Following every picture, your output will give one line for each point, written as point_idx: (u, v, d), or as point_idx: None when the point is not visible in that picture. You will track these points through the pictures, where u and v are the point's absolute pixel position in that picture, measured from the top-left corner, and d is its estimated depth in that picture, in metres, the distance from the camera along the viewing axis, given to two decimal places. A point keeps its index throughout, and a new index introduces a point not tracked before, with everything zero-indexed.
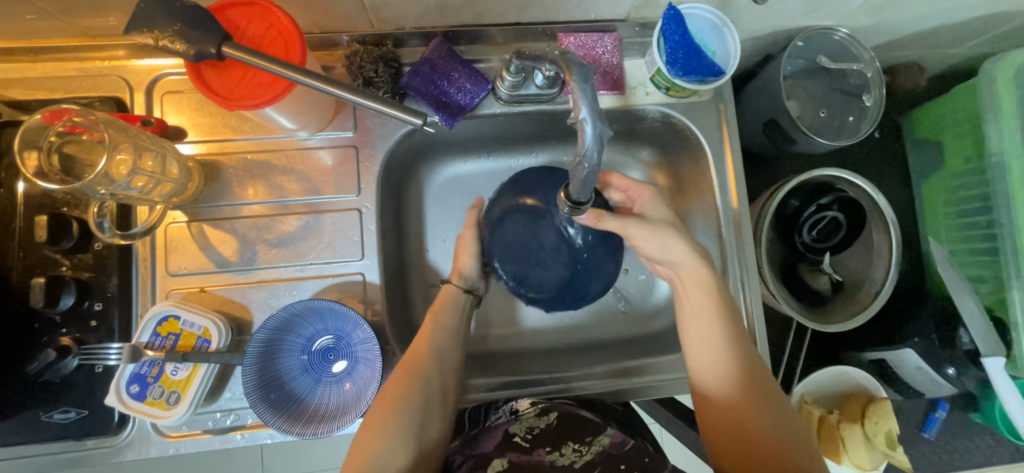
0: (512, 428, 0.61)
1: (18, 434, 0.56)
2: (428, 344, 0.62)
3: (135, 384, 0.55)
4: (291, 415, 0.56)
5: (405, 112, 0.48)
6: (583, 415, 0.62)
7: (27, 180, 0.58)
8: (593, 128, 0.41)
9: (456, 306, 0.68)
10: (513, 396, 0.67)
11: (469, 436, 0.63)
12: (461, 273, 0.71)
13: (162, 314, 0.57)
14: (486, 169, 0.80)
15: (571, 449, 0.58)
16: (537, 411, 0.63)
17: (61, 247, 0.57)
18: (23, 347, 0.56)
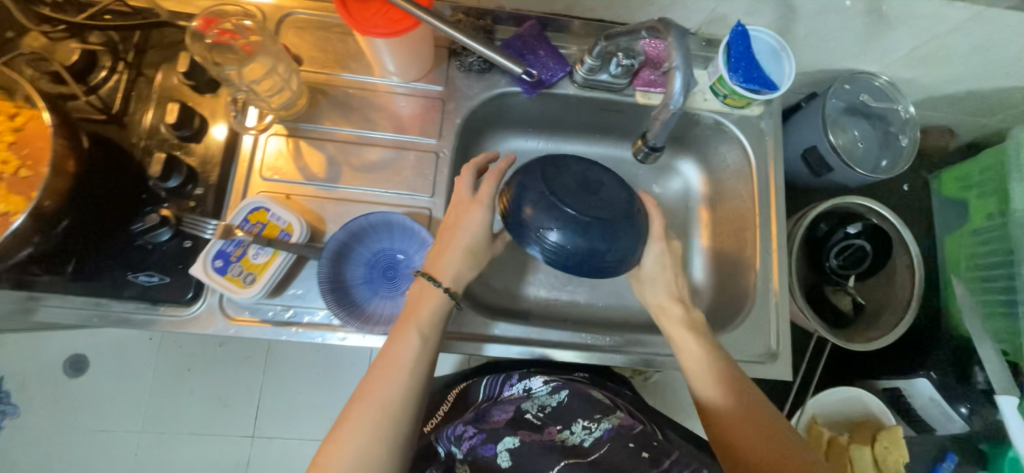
0: (524, 404, 0.71)
1: (103, 289, 0.62)
2: (394, 377, 0.55)
3: (220, 259, 0.61)
4: (354, 313, 0.62)
5: (513, 61, 0.65)
6: (592, 396, 0.70)
7: (168, 74, 0.67)
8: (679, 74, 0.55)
9: (437, 319, 0.59)
10: (528, 372, 0.76)
11: (480, 408, 0.73)
12: (452, 276, 0.61)
13: (255, 205, 0.63)
14: (544, 150, 0.88)
15: (581, 427, 0.67)
16: (550, 389, 0.72)
17: (180, 133, 0.65)
18: (130, 211, 0.63)
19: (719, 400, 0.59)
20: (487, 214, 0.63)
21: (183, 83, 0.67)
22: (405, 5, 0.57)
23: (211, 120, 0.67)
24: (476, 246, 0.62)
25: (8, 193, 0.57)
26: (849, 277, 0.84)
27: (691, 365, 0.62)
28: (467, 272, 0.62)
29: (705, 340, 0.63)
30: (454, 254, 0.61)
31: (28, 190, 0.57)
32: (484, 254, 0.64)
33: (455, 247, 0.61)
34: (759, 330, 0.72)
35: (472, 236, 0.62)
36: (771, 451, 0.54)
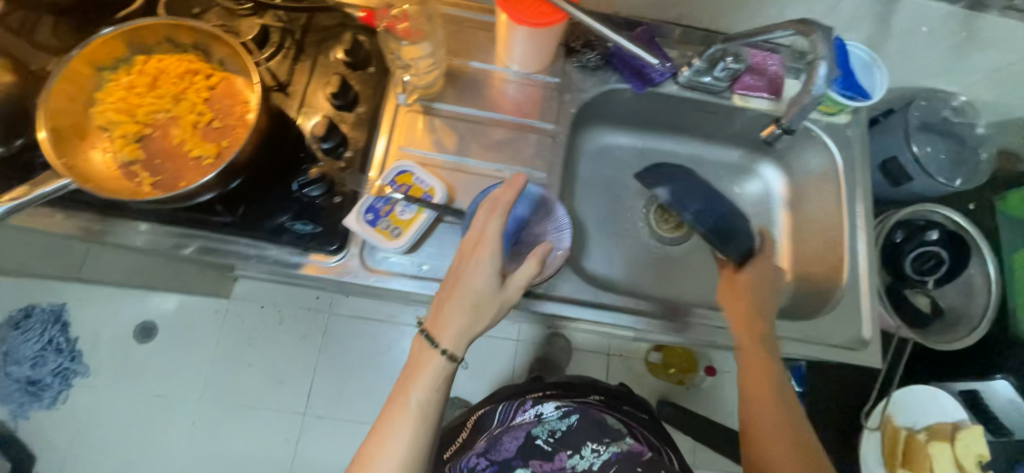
0: (534, 428, 0.79)
1: (263, 233, 0.68)
2: (395, 441, 0.61)
3: (371, 213, 0.68)
4: None
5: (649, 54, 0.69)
6: (602, 423, 0.79)
7: (327, 51, 0.76)
8: (824, 67, 0.58)
9: (437, 378, 0.62)
10: (540, 397, 0.82)
11: (491, 436, 0.79)
12: (451, 342, 0.62)
13: (401, 169, 0.71)
14: (634, 146, 0.96)
15: (590, 451, 0.78)
16: (559, 414, 0.80)
17: (338, 102, 0.73)
18: (292, 167, 0.70)
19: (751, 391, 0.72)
20: (488, 261, 0.61)
21: (340, 60, 0.75)
22: (558, 2, 0.65)
23: (361, 93, 0.75)
24: (478, 298, 0.62)
25: (202, 140, 0.65)
26: (925, 282, 0.89)
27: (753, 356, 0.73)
28: (468, 327, 0.62)
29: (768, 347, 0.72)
30: (452, 319, 0.62)
31: (221, 140, 0.65)
32: (490, 303, 0.62)
33: (453, 315, 0.62)
34: (847, 319, 0.77)
35: (471, 289, 0.61)
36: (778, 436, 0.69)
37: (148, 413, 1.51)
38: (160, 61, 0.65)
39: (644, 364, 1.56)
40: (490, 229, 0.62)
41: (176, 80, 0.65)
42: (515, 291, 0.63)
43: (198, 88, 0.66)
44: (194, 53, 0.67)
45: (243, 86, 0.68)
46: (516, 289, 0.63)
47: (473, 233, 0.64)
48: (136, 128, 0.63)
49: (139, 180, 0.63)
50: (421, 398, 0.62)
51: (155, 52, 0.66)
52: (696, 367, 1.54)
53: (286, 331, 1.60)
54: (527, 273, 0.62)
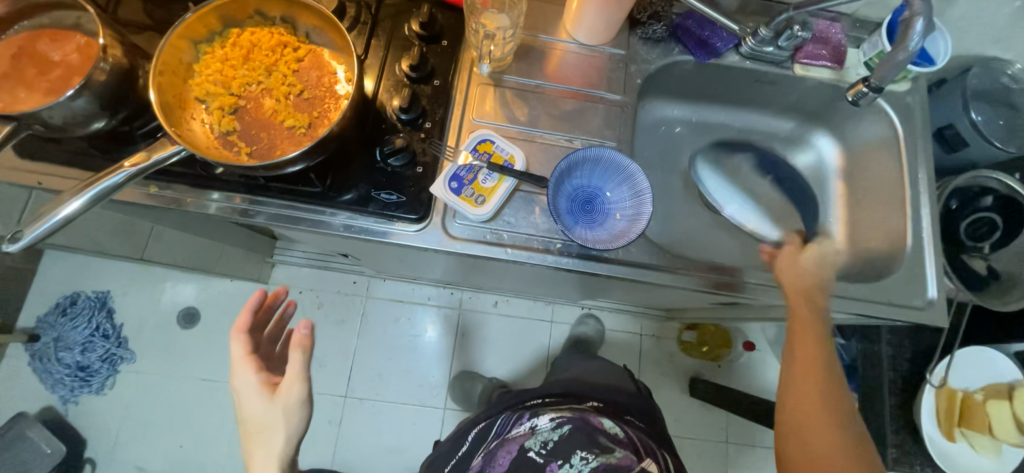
0: (528, 441, 0.83)
1: (350, 203, 0.70)
2: None
3: (455, 181, 0.70)
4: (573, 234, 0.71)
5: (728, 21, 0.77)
6: (591, 433, 0.81)
7: (402, 25, 0.77)
8: (923, 22, 0.61)
9: None
10: (534, 408, 0.85)
11: (488, 450, 0.84)
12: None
13: (482, 137, 0.73)
14: (688, 120, 0.97)
15: (579, 459, 0.79)
16: (552, 426, 0.83)
17: (416, 74, 0.74)
18: (375, 138, 0.72)
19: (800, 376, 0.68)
20: (247, 384, 0.63)
21: (415, 34, 0.77)
22: None
23: (437, 66, 0.77)
24: (269, 417, 0.61)
25: (294, 110, 0.66)
26: (981, 246, 0.90)
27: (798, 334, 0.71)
28: (271, 451, 0.61)
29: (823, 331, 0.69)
30: (253, 454, 0.61)
31: (311, 110, 0.67)
32: (274, 417, 0.61)
33: (256, 451, 0.61)
34: (914, 281, 0.78)
35: (252, 406, 0.62)
36: (825, 427, 0.64)
37: (189, 399, 1.51)
38: (252, 34, 0.67)
39: (677, 344, 1.57)
40: (234, 353, 0.66)
41: (268, 52, 0.67)
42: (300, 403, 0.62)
43: (288, 60, 0.67)
44: (282, 27, 0.69)
45: (329, 58, 0.69)
46: (290, 394, 0.61)
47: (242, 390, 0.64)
48: (231, 99, 0.65)
49: (237, 150, 0.65)
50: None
51: (246, 26, 0.67)
52: (732, 346, 1.55)
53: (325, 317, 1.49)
54: (295, 373, 0.61)
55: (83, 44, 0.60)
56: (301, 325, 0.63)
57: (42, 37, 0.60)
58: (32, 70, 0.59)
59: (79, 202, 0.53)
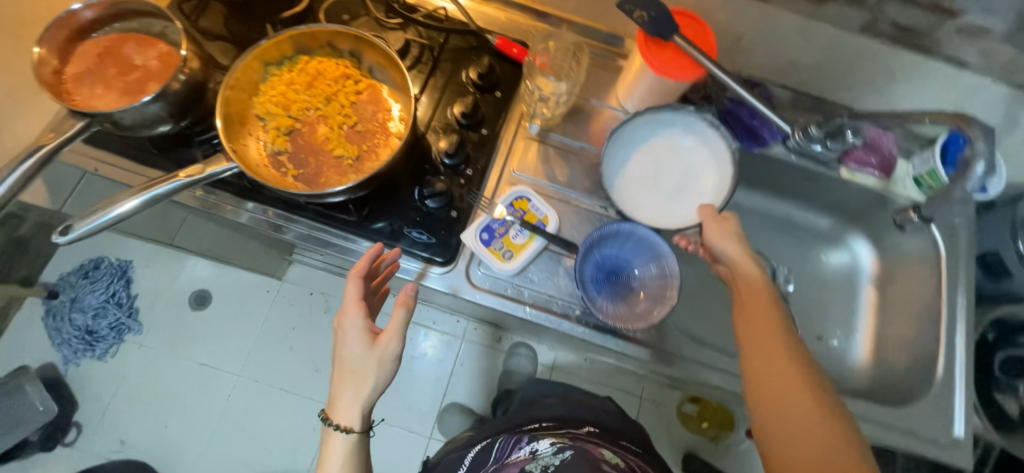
0: (529, 464, 0.80)
1: (382, 237, 0.72)
2: None
3: (486, 232, 0.71)
4: (597, 306, 0.70)
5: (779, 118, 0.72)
6: (594, 457, 0.77)
7: (461, 72, 0.79)
8: (982, 167, 0.65)
9: (343, 454, 0.67)
10: (534, 432, 0.82)
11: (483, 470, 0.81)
12: (346, 413, 0.65)
13: (519, 193, 0.73)
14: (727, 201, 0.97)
15: None
16: (553, 449, 0.80)
17: (465, 121, 0.76)
18: (416, 177, 0.74)
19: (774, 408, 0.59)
20: (351, 328, 0.64)
21: (472, 81, 0.79)
22: (703, 59, 0.67)
23: (487, 115, 0.79)
24: (358, 362, 0.64)
25: (344, 141, 0.68)
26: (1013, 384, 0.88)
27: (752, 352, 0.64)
28: (360, 394, 0.64)
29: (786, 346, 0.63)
30: (340, 393, 0.65)
31: (361, 143, 0.69)
32: (370, 366, 0.63)
33: (347, 389, 0.65)
34: (939, 415, 0.75)
35: (350, 351, 0.64)
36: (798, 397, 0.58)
37: (183, 381, 1.52)
38: (319, 63, 0.70)
39: (676, 414, 1.52)
40: (346, 295, 0.65)
41: (331, 82, 0.69)
42: (395, 344, 0.64)
43: (348, 92, 0.70)
44: (349, 59, 0.72)
45: (387, 95, 0.71)
46: (390, 340, 0.64)
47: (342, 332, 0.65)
48: (288, 121, 0.68)
49: (284, 170, 0.67)
50: (340, 461, 0.67)
51: (315, 54, 0.71)
52: (735, 426, 1.49)
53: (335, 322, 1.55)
54: (397, 323, 0.64)
55: (164, 52, 0.64)
56: (410, 286, 0.66)
57: (127, 41, 0.64)
58: (113, 70, 0.63)
59: (135, 202, 0.56)
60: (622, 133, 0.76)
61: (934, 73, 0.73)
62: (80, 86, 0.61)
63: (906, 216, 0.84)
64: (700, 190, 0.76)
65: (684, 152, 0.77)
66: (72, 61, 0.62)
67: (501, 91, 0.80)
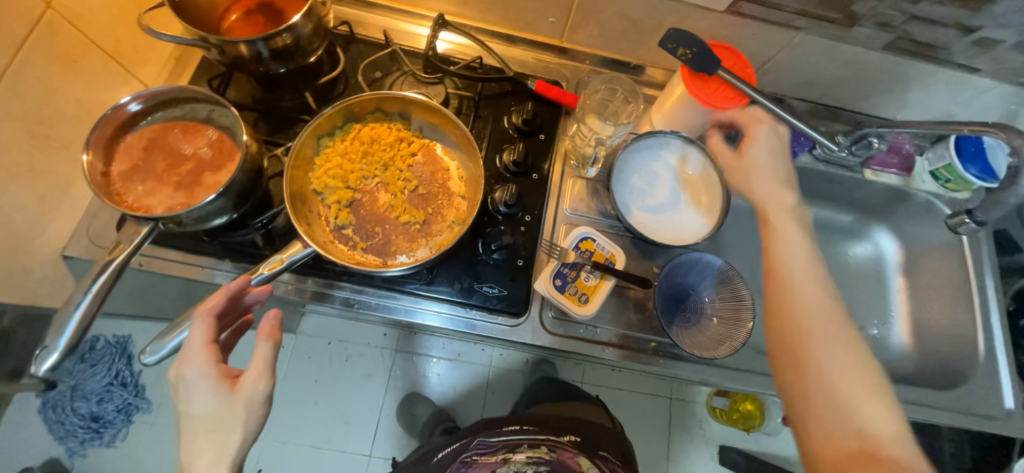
0: (500, 470, 0.79)
1: (450, 297, 0.70)
2: None
3: (558, 278, 0.70)
4: (680, 337, 0.72)
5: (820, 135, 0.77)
6: None
7: (504, 119, 0.79)
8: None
9: None
10: (517, 440, 0.81)
11: (455, 468, 0.80)
12: None
13: (583, 234, 0.74)
14: None
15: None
16: (529, 460, 0.79)
17: (517, 168, 0.76)
18: (478, 232, 0.73)
19: (813, 377, 0.56)
20: (193, 380, 0.50)
21: (515, 126, 0.79)
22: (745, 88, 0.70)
23: (535, 158, 0.79)
24: (207, 417, 0.50)
25: (409, 206, 0.67)
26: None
27: (798, 310, 0.59)
28: (220, 457, 0.50)
29: (838, 315, 0.58)
30: (187, 464, 0.50)
31: (425, 206, 0.68)
32: (231, 418, 0.50)
33: (192, 453, 0.50)
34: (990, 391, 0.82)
35: (196, 408, 0.50)
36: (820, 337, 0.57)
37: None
38: (372, 129, 0.68)
39: (707, 409, 1.49)
40: (191, 339, 0.52)
41: (386, 147, 0.68)
42: (257, 385, 0.51)
43: (404, 155, 0.69)
44: (399, 122, 0.70)
45: (441, 153, 0.71)
46: (248, 384, 0.51)
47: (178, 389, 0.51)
48: (348, 193, 0.66)
49: (351, 244, 0.65)
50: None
51: (365, 121, 0.69)
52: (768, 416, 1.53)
53: (354, 369, 1.36)
54: (260, 360, 0.52)
55: (215, 138, 0.61)
56: (271, 314, 0.53)
57: (172, 130, 0.61)
58: (163, 163, 0.59)
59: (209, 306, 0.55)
60: (616, 168, 0.79)
61: (945, 79, 0.80)
62: (131, 185, 0.57)
63: (963, 221, 0.88)
64: (698, 205, 0.81)
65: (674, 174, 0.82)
66: (117, 160, 0.58)
67: (545, 133, 0.80)
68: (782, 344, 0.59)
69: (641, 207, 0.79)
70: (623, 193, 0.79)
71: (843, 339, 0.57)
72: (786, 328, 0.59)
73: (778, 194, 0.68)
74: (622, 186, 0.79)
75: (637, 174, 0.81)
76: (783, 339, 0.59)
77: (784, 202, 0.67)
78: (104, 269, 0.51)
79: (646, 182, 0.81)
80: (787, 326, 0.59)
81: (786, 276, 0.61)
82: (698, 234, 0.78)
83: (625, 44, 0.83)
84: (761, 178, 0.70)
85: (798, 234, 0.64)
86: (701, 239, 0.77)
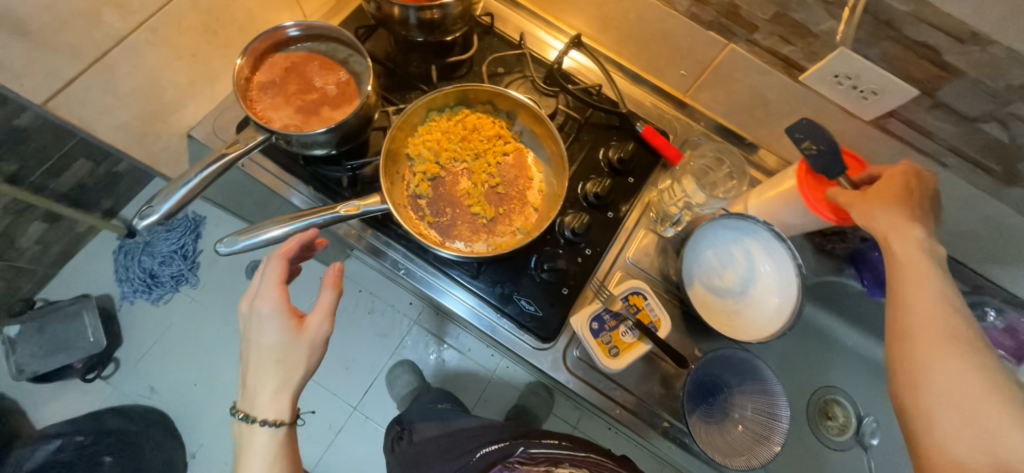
0: None
1: (488, 297, 0.71)
2: None
3: (597, 322, 0.69)
4: (700, 431, 0.67)
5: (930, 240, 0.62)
6: None
7: (601, 151, 0.79)
8: None
9: (264, 451, 0.59)
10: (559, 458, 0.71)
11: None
12: (264, 404, 0.58)
13: (635, 288, 0.71)
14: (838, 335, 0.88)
15: None
16: None
17: (596, 202, 0.76)
18: (536, 248, 0.73)
19: (937, 404, 0.50)
20: (268, 313, 0.58)
21: (608, 161, 0.78)
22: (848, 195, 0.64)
23: (617, 198, 0.78)
24: (275, 350, 0.58)
25: (484, 200, 0.69)
26: None
27: (916, 348, 0.53)
28: (286, 383, 0.59)
29: (974, 352, 0.51)
30: (258, 383, 0.59)
31: (499, 205, 0.69)
32: (297, 352, 0.58)
33: (265, 376, 0.58)
34: None
35: (266, 340, 0.58)
36: (943, 359, 0.51)
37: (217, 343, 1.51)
38: (478, 118, 0.71)
39: None
40: (265, 278, 0.60)
41: (484, 139, 0.70)
42: (321, 326, 0.60)
43: (497, 152, 0.71)
44: (504, 119, 0.73)
45: (531, 163, 0.72)
46: (315, 325, 0.60)
47: (250, 321, 0.59)
48: (435, 168, 0.69)
49: (420, 216, 0.68)
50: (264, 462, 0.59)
51: (475, 108, 0.72)
52: None
53: (371, 324, 1.41)
54: (325, 306, 0.60)
55: (344, 80, 0.66)
56: (336, 266, 0.61)
57: (313, 61, 0.66)
58: (295, 87, 0.65)
59: (283, 229, 0.60)
60: (694, 236, 0.76)
61: None
62: (263, 96, 0.64)
63: None
64: (762, 304, 0.76)
65: (750, 264, 0.78)
66: (261, 71, 0.65)
67: (637, 177, 0.79)
68: (903, 382, 0.53)
69: (703, 283, 0.77)
70: (689, 263, 0.76)
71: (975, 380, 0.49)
72: (907, 370, 0.53)
73: (901, 221, 0.59)
74: (693, 256, 0.77)
75: (714, 250, 0.78)
76: (906, 382, 0.53)
77: (917, 236, 0.58)
78: (217, 160, 0.56)
79: (719, 261, 0.78)
80: (903, 367, 0.53)
81: (910, 313, 0.55)
82: (749, 334, 0.74)
83: (747, 120, 0.80)
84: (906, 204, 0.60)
85: (932, 262, 0.56)
86: (759, 339, 0.73)
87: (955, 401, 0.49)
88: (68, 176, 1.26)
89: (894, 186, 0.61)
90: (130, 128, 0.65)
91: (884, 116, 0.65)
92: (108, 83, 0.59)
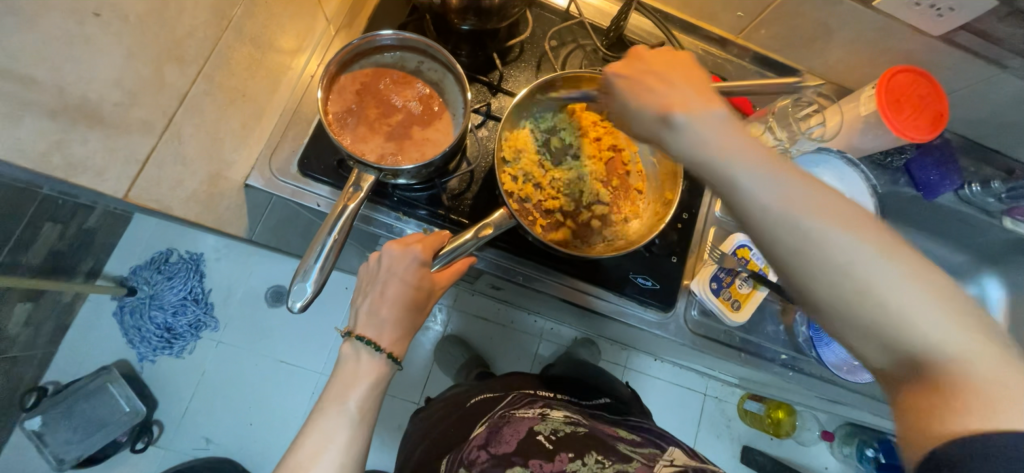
0: (536, 426, 0.64)
1: (609, 283, 0.71)
2: (317, 421, 0.52)
3: (716, 281, 0.72)
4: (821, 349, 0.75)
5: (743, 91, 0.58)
6: (606, 443, 0.60)
7: None
8: None
9: (356, 379, 0.54)
10: (550, 405, 0.72)
11: (492, 422, 0.68)
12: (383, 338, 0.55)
13: (741, 242, 0.74)
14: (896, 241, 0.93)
15: (594, 459, 0.56)
16: (568, 422, 0.66)
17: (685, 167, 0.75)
18: None
19: (856, 330, 0.35)
20: (412, 258, 0.55)
21: None
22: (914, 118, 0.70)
23: None
24: (416, 295, 0.56)
25: (591, 191, 0.68)
26: None
27: (846, 271, 0.35)
28: (408, 321, 0.57)
29: (858, 221, 0.36)
30: (381, 315, 0.56)
31: (607, 193, 0.68)
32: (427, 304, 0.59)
33: (391, 308, 0.56)
34: None
35: (406, 284, 0.56)
36: (825, 275, 0.36)
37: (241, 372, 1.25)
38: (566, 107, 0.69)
39: (738, 410, 1.36)
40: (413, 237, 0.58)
41: (578, 128, 0.68)
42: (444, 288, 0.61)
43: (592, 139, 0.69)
44: None
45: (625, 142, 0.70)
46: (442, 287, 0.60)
47: (393, 259, 0.56)
48: (535, 168, 0.66)
49: (532, 218, 0.65)
50: (347, 397, 0.53)
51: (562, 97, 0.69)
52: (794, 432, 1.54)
53: None
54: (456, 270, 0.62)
55: (425, 93, 0.60)
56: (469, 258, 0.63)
57: (384, 77, 0.60)
58: (375, 111, 0.58)
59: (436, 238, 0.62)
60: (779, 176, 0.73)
61: None
62: (346, 128, 0.56)
63: None
64: None
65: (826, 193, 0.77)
66: (333, 100, 0.57)
67: None
68: (887, 341, 0.34)
69: None
70: None
71: (925, 274, 0.34)
72: (837, 297, 0.36)
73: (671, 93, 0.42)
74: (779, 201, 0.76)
75: None
76: (858, 323, 0.35)
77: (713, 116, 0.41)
78: (341, 215, 0.51)
79: None
80: (843, 301, 0.35)
81: (797, 243, 0.36)
82: None
83: (802, 52, 0.81)
84: (693, 136, 0.41)
85: (751, 157, 0.39)
86: None
87: (880, 313, 0.34)
88: (40, 245, 0.99)
89: (702, 92, 0.43)
90: (197, 195, 0.60)
91: (952, 30, 0.68)
92: (175, 153, 0.55)
